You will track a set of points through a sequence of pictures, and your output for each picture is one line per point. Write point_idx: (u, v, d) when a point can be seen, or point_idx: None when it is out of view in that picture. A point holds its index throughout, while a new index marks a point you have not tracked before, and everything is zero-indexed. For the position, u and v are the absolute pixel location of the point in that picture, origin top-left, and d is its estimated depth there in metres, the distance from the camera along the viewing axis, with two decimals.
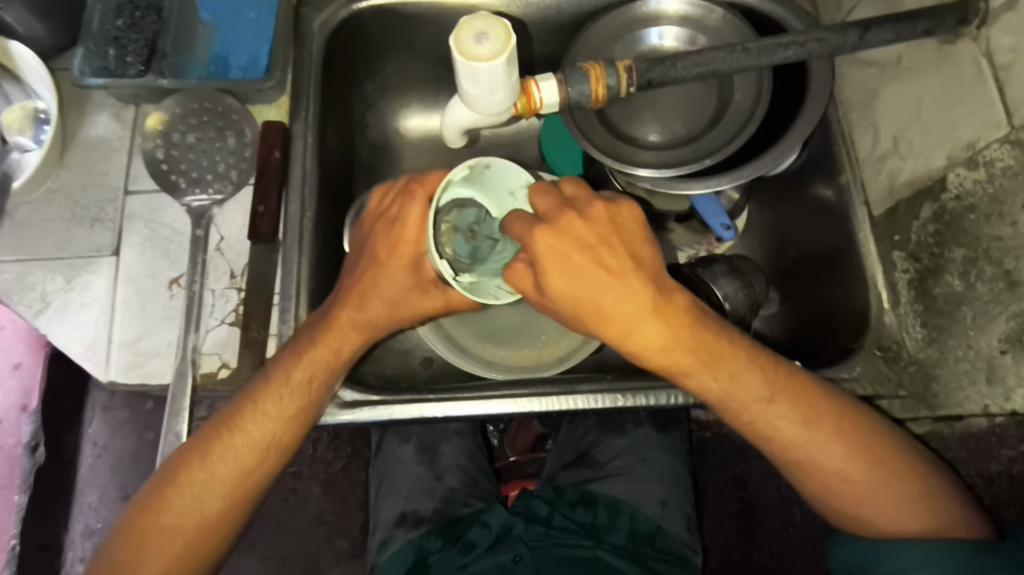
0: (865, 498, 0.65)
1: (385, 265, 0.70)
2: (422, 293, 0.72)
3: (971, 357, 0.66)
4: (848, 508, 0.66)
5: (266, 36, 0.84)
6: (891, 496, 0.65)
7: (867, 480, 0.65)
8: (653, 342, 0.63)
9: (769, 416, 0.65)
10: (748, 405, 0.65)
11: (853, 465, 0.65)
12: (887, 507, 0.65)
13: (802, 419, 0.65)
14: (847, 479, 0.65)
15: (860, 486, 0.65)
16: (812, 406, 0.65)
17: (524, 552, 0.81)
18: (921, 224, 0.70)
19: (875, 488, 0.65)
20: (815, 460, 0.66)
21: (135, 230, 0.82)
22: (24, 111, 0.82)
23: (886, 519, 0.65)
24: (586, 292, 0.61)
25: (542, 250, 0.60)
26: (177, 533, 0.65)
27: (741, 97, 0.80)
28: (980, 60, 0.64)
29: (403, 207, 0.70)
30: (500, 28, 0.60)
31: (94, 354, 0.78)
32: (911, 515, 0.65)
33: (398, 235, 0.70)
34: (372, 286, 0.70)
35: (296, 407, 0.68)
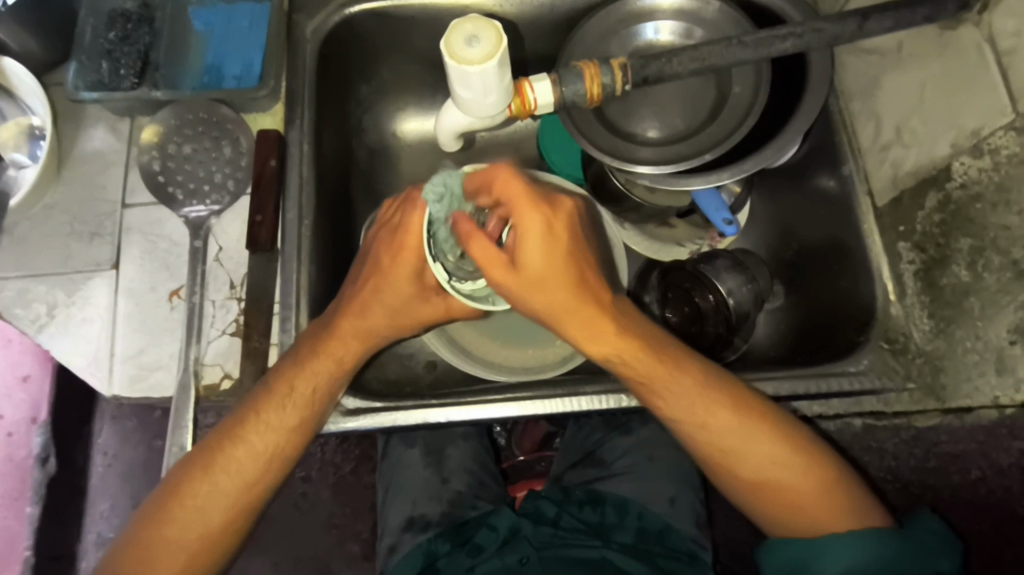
0: (785, 491, 0.65)
1: (388, 274, 0.69)
2: (423, 300, 0.71)
3: (979, 349, 0.65)
4: (774, 504, 0.66)
5: (259, 43, 0.84)
6: (811, 489, 0.65)
7: (793, 476, 0.65)
8: (595, 334, 0.64)
9: (693, 404, 0.66)
10: (669, 397, 0.66)
11: (772, 457, 0.66)
12: (804, 500, 0.65)
13: (726, 410, 0.66)
14: (764, 474, 0.66)
15: (781, 476, 0.65)
16: (729, 399, 0.66)
17: (531, 554, 0.81)
18: (927, 214, 0.69)
19: (795, 480, 0.65)
20: (734, 453, 0.66)
21: (134, 243, 0.82)
22: (19, 128, 0.82)
23: (808, 513, 0.65)
24: (555, 281, 0.60)
25: (524, 249, 0.59)
26: (180, 547, 0.65)
27: (740, 90, 0.80)
28: (983, 46, 0.63)
29: (405, 215, 0.67)
30: (491, 30, 0.59)
31: (98, 367, 0.78)
32: (825, 509, 0.64)
33: (400, 242, 0.67)
34: (374, 295, 0.70)
35: (299, 418, 0.68)
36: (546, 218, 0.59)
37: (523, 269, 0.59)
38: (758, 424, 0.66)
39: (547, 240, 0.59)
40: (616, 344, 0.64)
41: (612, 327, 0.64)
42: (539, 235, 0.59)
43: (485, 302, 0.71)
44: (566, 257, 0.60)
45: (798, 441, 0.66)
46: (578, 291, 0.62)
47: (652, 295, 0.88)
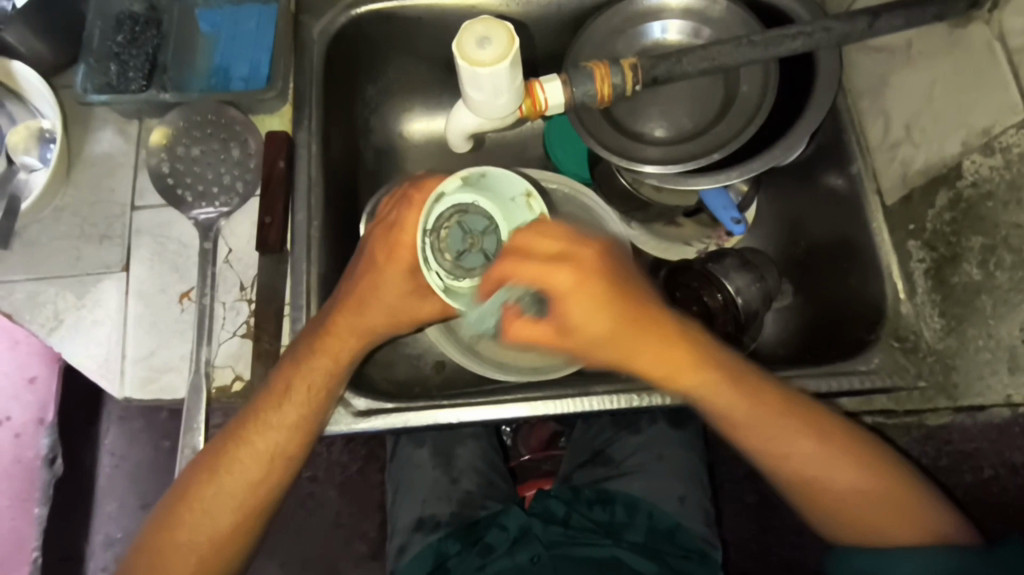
0: (863, 508, 0.65)
1: (382, 270, 0.70)
2: (420, 298, 0.72)
3: (992, 346, 0.65)
4: (857, 525, 0.65)
5: (266, 44, 0.84)
6: (896, 509, 0.64)
7: (872, 494, 0.64)
8: (668, 363, 0.65)
9: (774, 430, 0.65)
10: (746, 427, 0.66)
11: (855, 478, 0.65)
12: (881, 518, 0.64)
13: (805, 436, 0.65)
14: (845, 495, 0.65)
15: (862, 498, 0.65)
16: (811, 423, 0.65)
17: (541, 553, 0.82)
18: (937, 212, 0.69)
19: (876, 502, 0.64)
20: (817, 478, 0.65)
21: (144, 245, 0.82)
22: (29, 131, 0.82)
23: (895, 533, 0.64)
24: (614, 330, 0.63)
25: (565, 290, 0.61)
26: (191, 550, 0.65)
27: (748, 89, 0.80)
28: (993, 43, 0.63)
29: (401, 212, 0.70)
30: (503, 32, 0.59)
31: (109, 370, 0.78)
32: (906, 524, 0.64)
33: (395, 239, 0.70)
34: (369, 292, 0.70)
35: (298, 416, 0.68)
36: (575, 278, 0.61)
37: (576, 329, 0.63)
38: (839, 447, 0.65)
39: (587, 294, 0.62)
40: (682, 377, 0.65)
41: (677, 360, 0.65)
42: (575, 292, 0.61)
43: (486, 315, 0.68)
44: (614, 303, 0.63)
45: (879, 461, 0.65)
46: (637, 333, 0.64)
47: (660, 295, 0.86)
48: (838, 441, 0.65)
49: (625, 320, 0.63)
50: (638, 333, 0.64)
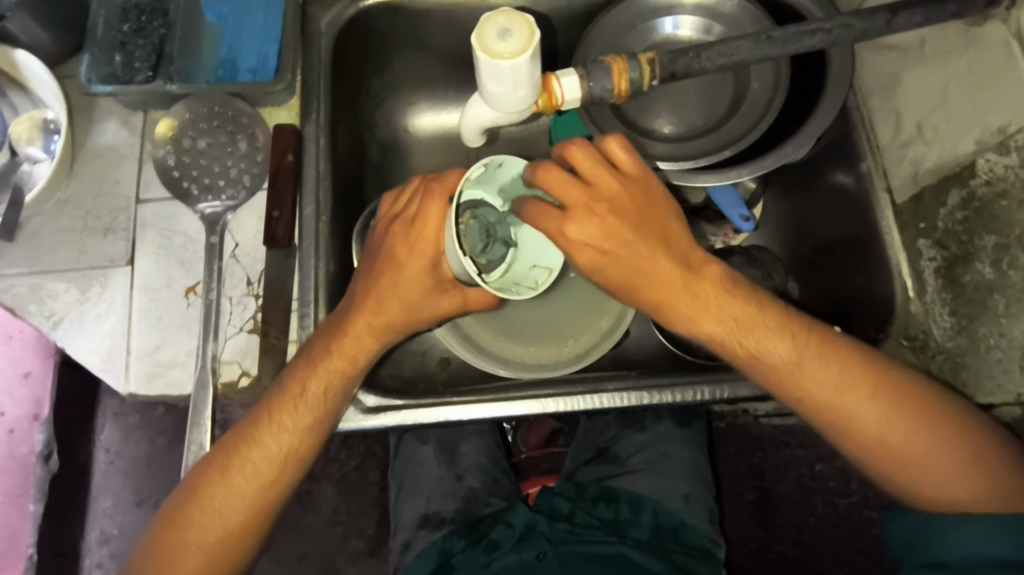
0: (920, 467, 0.61)
1: (404, 267, 0.68)
2: (440, 293, 0.70)
3: (1003, 346, 0.65)
4: (899, 478, 0.62)
5: (273, 36, 0.83)
6: (948, 465, 0.61)
7: (922, 452, 0.61)
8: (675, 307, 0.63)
9: (809, 384, 0.63)
10: (779, 370, 0.63)
11: (892, 431, 0.62)
12: (941, 479, 0.61)
13: (840, 388, 0.62)
14: (892, 448, 0.62)
15: (918, 456, 0.61)
16: (848, 372, 0.62)
17: (547, 549, 0.81)
18: (949, 211, 0.69)
19: (934, 461, 0.61)
20: (852, 429, 0.62)
21: (149, 239, 0.81)
22: (33, 122, 0.80)
23: (946, 491, 0.61)
24: (623, 265, 0.61)
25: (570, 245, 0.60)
26: (200, 549, 0.64)
27: (759, 86, 0.79)
28: (1011, 41, 0.63)
29: (422, 206, 0.69)
30: (524, 25, 0.59)
31: (114, 364, 0.77)
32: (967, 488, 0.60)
33: (418, 234, 0.68)
34: (389, 290, 0.69)
35: (313, 419, 0.67)
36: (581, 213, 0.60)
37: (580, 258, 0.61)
38: (882, 396, 0.62)
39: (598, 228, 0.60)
40: (705, 310, 0.63)
41: (695, 287, 0.62)
42: (583, 223, 0.60)
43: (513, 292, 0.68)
44: (614, 232, 0.60)
45: (931, 415, 0.62)
46: (651, 261, 0.61)
47: None
48: (883, 391, 0.62)
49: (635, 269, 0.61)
50: (654, 262, 0.61)
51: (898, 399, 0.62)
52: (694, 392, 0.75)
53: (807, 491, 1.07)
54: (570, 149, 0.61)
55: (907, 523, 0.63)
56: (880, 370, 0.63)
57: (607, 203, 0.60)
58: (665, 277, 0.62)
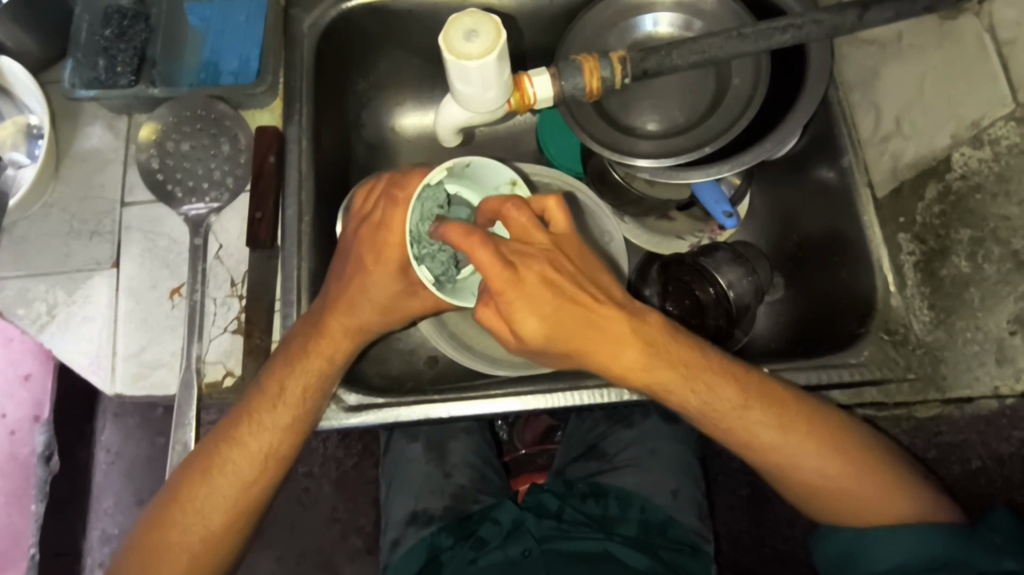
0: (846, 495, 0.66)
1: (369, 271, 0.69)
2: (410, 296, 0.70)
3: (980, 339, 0.66)
4: (834, 504, 0.66)
5: (255, 39, 0.84)
6: (875, 489, 0.65)
7: (848, 479, 0.66)
8: (613, 354, 0.61)
9: (747, 423, 0.65)
10: (725, 419, 0.65)
11: (828, 463, 0.65)
12: (867, 503, 0.65)
13: (777, 426, 0.65)
14: (827, 478, 0.66)
15: (843, 485, 0.66)
16: (789, 408, 0.65)
17: (533, 546, 0.81)
18: (926, 205, 0.69)
19: (859, 488, 0.66)
20: (790, 463, 0.66)
21: (134, 241, 0.82)
22: (17, 127, 0.82)
23: (870, 512, 0.66)
24: (565, 325, 0.59)
25: (513, 295, 0.57)
26: (183, 549, 0.66)
27: (739, 82, 0.79)
28: (984, 36, 0.63)
29: (387, 211, 0.70)
30: (490, 25, 0.59)
31: (100, 366, 0.78)
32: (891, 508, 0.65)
33: (382, 240, 0.69)
34: (359, 294, 0.69)
35: (292, 417, 0.68)
36: (514, 268, 0.57)
37: (519, 313, 0.58)
38: (816, 437, 0.65)
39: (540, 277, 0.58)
40: (654, 366, 0.62)
41: (640, 350, 0.61)
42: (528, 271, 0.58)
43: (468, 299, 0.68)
44: (563, 295, 0.58)
45: (857, 446, 0.66)
46: (598, 321, 0.60)
47: (652, 287, 0.86)
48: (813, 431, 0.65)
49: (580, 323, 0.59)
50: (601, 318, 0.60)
51: (832, 436, 0.65)
52: None
53: None
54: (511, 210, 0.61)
55: (835, 541, 0.68)
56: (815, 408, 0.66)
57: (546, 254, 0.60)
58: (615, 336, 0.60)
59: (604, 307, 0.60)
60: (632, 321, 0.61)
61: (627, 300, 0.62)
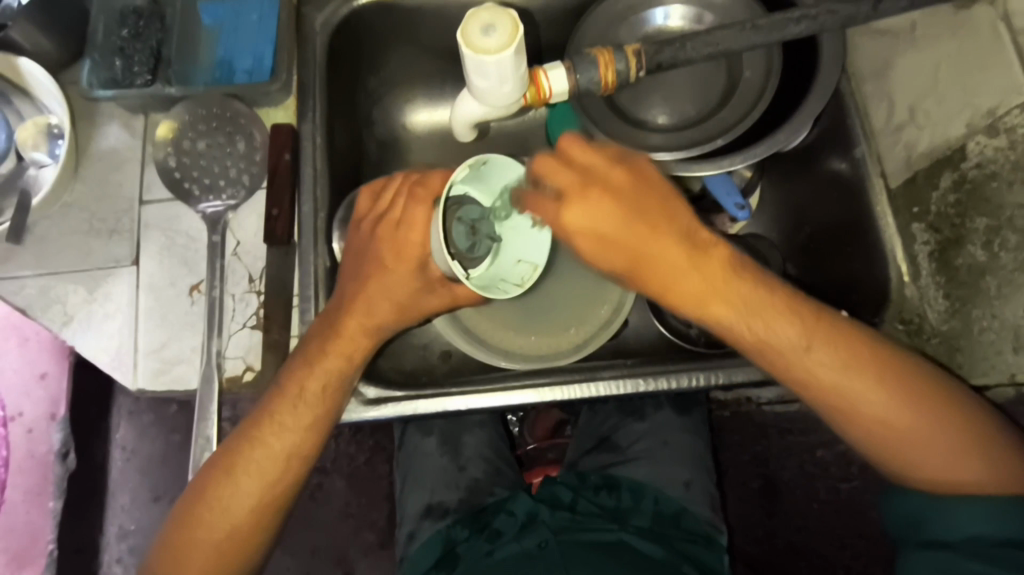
0: (915, 446, 0.61)
1: (391, 270, 0.71)
2: (430, 293, 0.72)
3: (996, 327, 0.67)
4: (901, 455, 0.61)
5: (268, 36, 0.84)
6: (948, 447, 0.60)
7: (915, 429, 0.61)
8: (672, 281, 0.61)
9: (809, 364, 0.61)
10: (783, 346, 0.61)
11: (898, 411, 0.61)
12: (938, 460, 0.60)
13: (835, 358, 0.61)
14: (890, 424, 0.61)
15: (908, 434, 0.61)
16: (855, 351, 0.61)
17: (549, 538, 0.80)
18: (941, 194, 0.70)
19: (925, 438, 0.60)
20: (855, 407, 0.61)
21: (153, 239, 0.83)
22: (37, 127, 0.82)
23: (942, 470, 0.60)
24: (621, 248, 0.61)
25: (573, 222, 0.60)
26: (211, 545, 0.67)
27: (751, 74, 0.79)
28: (998, 22, 0.65)
29: (408, 209, 0.70)
30: (508, 19, 0.60)
31: (122, 362, 0.79)
32: (966, 468, 0.60)
33: (404, 238, 0.70)
34: (375, 291, 0.71)
35: (314, 417, 0.69)
36: (580, 199, 0.60)
37: (581, 244, 0.61)
38: (886, 380, 0.61)
39: (604, 208, 0.60)
40: (715, 295, 0.61)
41: (698, 276, 0.61)
42: (590, 203, 0.60)
43: (496, 292, 0.71)
44: (619, 225, 0.60)
45: (939, 394, 0.61)
46: (656, 249, 0.61)
47: None
48: (881, 371, 0.61)
49: (642, 249, 0.61)
50: (661, 248, 0.61)
51: (900, 383, 0.61)
52: (687, 379, 0.76)
53: (809, 478, 1.07)
54: (560, 139, 0.62)
55: (902, 505, 0.63)
56: (883, 352, 0.62)
57: (607, 183, 0.61)
58: (674, 265, 0.61)
59: (662, 236, 0.60)
60: (691, 251, 0.61)
61: (693, 231, 0.62)
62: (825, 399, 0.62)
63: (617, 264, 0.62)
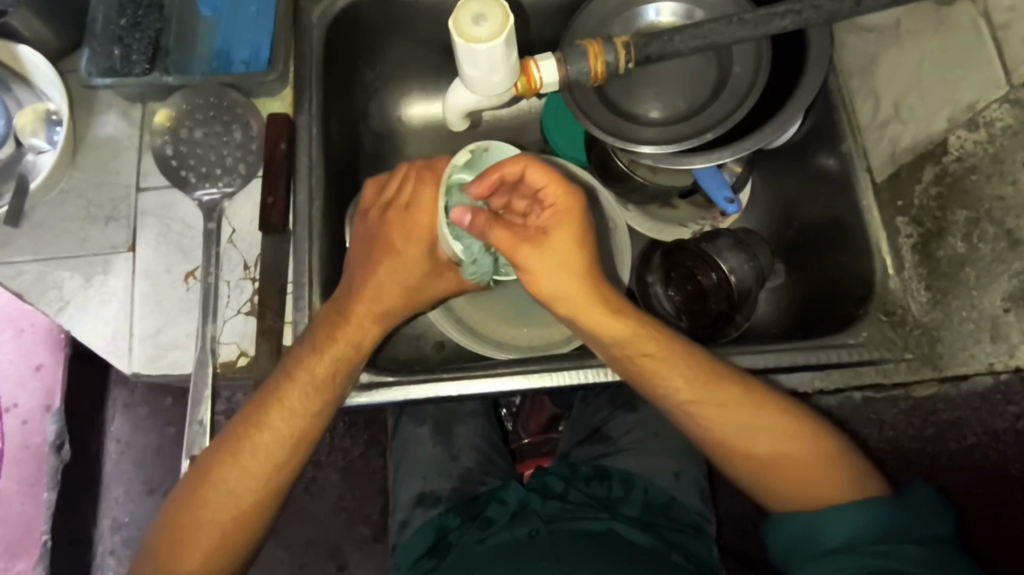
0: (785, 462, 0.65)
1: (402, 253, 0.76)
2: (437, 276, 0.78)
3: (974, 318, 0.67)
4: (774, 472, 0.65)
5: (265, 29, 0.85)
6: (813, 457, 0.65)
7: (784, 445, 0.66)
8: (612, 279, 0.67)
9: (698, 381, 0.67)
10: (676, 361, 0.67)
11: (768, 426, 0.66)
12: (807, 473, 0.64)
13: (720, 374, 0.67)
14: (766, 439, 0.66)
15: (778, 449, 0.65)
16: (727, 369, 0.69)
17: (539, 527, 0.81)
18: (924, 187, 0.71)
19: (794, 452, 0.65)
20: (732, 426, 0.66)
21: (149, 226, 0.84)
22: (36, 114, 0.83)
23: (812, 482, 0.64)
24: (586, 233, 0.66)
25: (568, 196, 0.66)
26: (215, 527, 0.67)
27: (741, 69, 0.81)
28: (978, 20, 0.66)
29: (417, 193, 0.77)
30: (498, 8, 0.61)
31: (117, 347, 0.80)
32: (831, 480, 0.64)
33: (414, 222, 0.76)
34: (388, 276, 0.75)
35: (320, 402, 0.70)
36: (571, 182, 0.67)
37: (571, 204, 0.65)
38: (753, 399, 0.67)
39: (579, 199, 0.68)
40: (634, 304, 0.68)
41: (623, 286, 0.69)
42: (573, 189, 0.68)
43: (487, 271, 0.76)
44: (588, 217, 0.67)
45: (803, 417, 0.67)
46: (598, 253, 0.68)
47: (654, 275, 0.88)
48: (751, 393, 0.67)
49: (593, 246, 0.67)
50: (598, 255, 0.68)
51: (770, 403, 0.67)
52: None
53: None
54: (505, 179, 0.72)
55: (787, 526, 0.64)
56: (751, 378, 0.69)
57: None
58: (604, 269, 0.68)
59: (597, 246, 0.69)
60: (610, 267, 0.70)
61: None
62: (714, 415, 0.67)
63: (582, 249, 0.65)
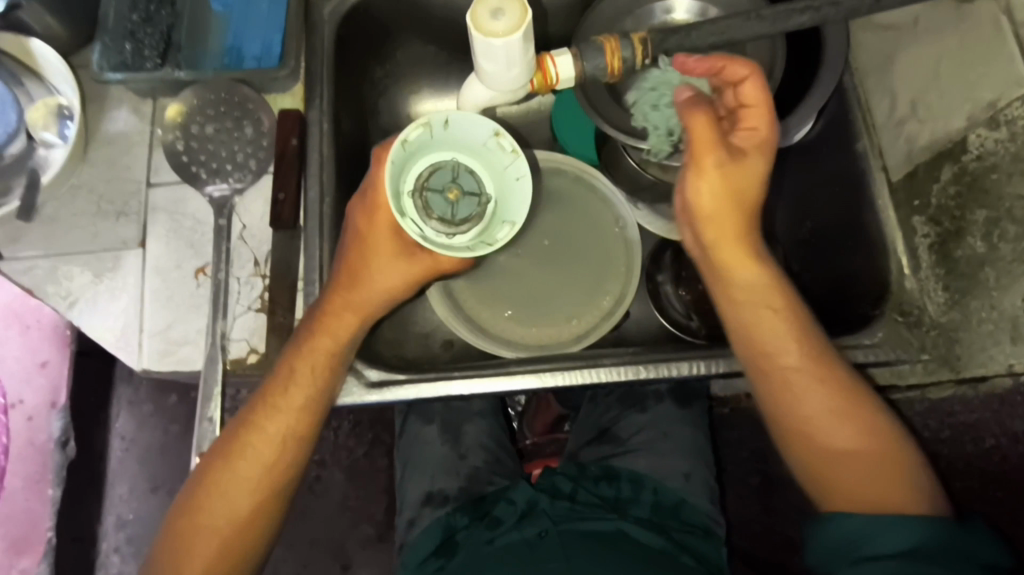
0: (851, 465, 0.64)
1: (370, 239, 0.71)
2: (409, 255, 0.72)
3: (994, 318, 0.67)
4: (837, 473, 0.64)
5: (277, 25, 0.85)
6: (875, 470, 0.64)
7: (858, 448, 0.64)
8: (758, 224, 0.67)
9: (787, 366, 0.66)
10: (772, 342, 0.66)
11: (846, 427, 0.65)
12: (868, 484, 0.63)
13: (811, 366, 0.66)
14: (845, 442, 0.64)
15: (850, 451, 0.64)
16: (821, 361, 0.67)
17: (549, 527, 0.81)
18: (942, 186, 0.70)
19: (863, 459, 0.64)
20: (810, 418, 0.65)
21: (159, 222, 0.84)
22: (48, 108, 0.82)
23: (875, 491, 0.63)
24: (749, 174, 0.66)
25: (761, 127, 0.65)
26: (214, 532, 0.67)
27: (756, 67, 0.80)
28: (1001, 18, 0.65)
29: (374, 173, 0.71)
30: (516, 3, 0.61)
31: (127, 342, 0.80)
32: (890, 493, 0.63)
33: (374, 204, 0.71)
34: (360, 266, 0.72)
35: (306, 398, 0.70)
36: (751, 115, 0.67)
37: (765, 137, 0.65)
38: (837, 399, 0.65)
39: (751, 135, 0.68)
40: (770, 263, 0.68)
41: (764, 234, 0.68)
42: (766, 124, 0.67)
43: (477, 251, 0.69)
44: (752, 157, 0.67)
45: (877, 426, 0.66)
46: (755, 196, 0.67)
47: (664, 274, 0.90)
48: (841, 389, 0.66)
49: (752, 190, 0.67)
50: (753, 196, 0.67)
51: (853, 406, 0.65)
52: (689, 366, 0.77)
53: None
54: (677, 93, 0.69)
55: (833, 530, 0.63)
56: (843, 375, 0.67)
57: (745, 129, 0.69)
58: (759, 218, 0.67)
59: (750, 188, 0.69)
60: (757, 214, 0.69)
61: None
62: (789, 406, 0.66)
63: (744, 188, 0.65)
